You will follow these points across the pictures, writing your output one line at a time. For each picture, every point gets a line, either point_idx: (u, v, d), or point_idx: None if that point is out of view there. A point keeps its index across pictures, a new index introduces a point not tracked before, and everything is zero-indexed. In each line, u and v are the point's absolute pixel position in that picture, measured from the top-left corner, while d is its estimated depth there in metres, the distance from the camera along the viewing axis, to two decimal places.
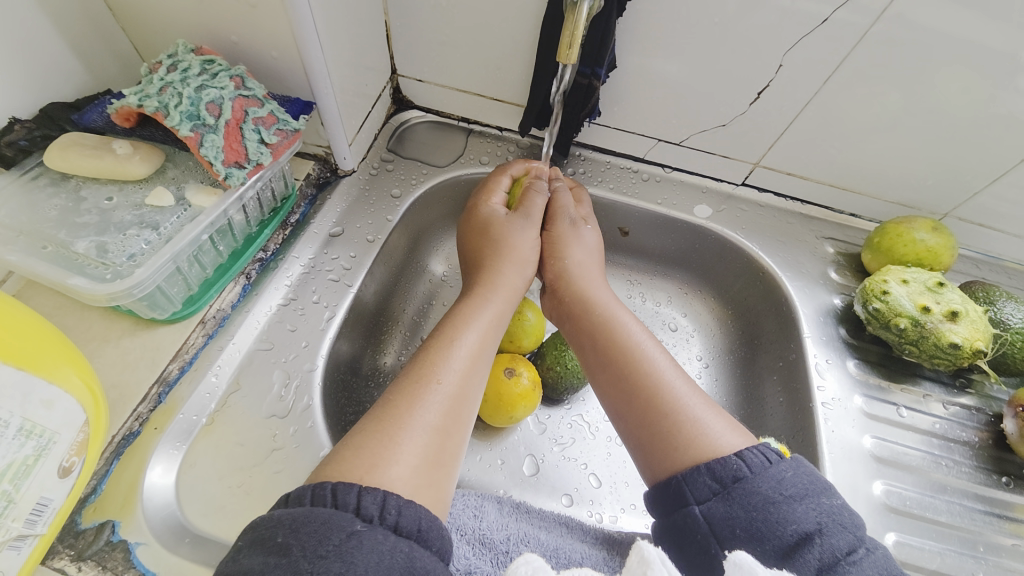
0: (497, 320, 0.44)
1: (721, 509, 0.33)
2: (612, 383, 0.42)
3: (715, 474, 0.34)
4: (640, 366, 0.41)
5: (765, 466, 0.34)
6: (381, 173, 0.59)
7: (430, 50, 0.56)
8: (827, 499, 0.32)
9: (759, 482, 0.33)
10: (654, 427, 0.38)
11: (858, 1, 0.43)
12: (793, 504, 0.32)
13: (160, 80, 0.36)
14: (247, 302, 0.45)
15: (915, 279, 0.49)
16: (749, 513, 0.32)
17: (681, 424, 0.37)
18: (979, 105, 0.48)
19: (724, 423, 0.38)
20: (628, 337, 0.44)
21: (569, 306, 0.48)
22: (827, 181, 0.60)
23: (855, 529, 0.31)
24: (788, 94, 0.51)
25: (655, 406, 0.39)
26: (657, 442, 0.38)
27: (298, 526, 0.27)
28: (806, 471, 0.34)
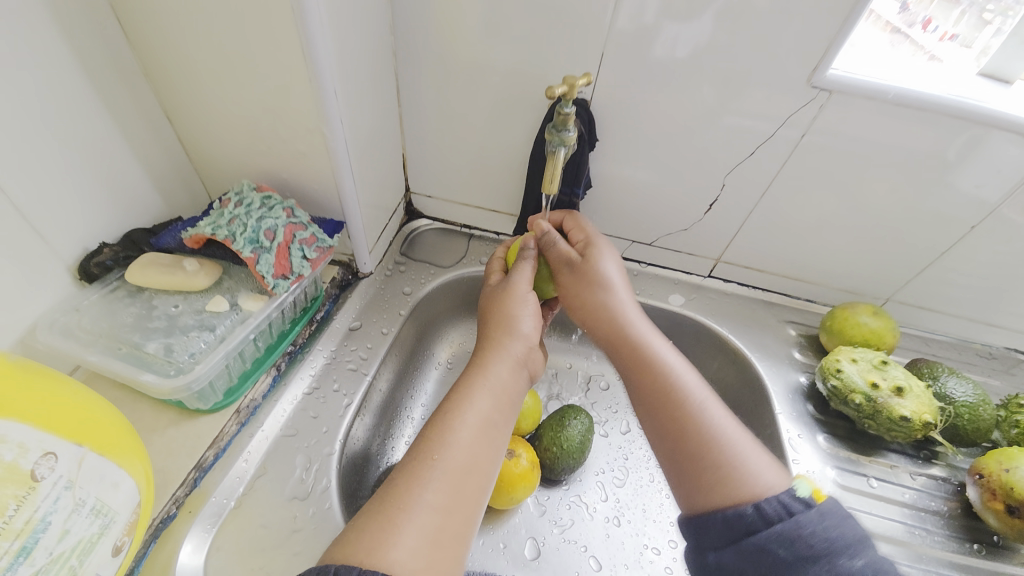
0: (500, 395, 0.47)
1: (732, 559, 0.37)
2: (658, 419, 0.45)
3: (729, 527, 0.38)
4: (682, 408, 0.45)
5: (782, 523, 0.36)
6: (395, 274, 0.68)
7: (439, 172, 0.69)
8: (846, 561, 0.34)
9: (770, 539, 0.36)
10: (698, 462, 0.42)
11: (772, 139, 0.56)
12: (810, 564, 0.34)
13: (229, 214, 0.46)
14: (275, 392, 0.50)
15: (862, 358, 0.56)
16: (757, 567, 0.36)
17: (722, 467, 0.41)
18: (883, 208, 0.59)
19: (766, 462, 0.41)
20: (672, 374, 0.47)
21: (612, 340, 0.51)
22: (780, 273, 0.69)
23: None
24: (734, 203, 0.63)
25: (693, 448, 0.43)
26: (699, 482, 0.41)
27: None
28: (830, 527, 0.36)
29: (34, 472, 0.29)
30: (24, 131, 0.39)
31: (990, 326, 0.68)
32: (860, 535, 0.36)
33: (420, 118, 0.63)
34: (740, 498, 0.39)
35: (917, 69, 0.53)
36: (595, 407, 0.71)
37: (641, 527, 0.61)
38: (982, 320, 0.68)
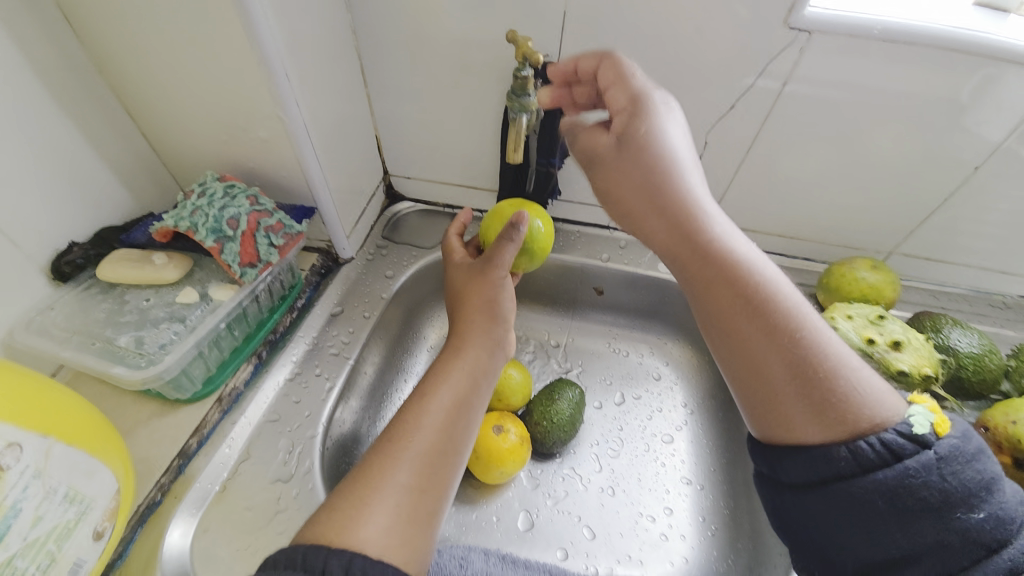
0: (476, 375, 0.45)
1: (817, 503, 0.34)
2: (740, 342, 0.37)
3: (818, 466, 0.34)
4: (778, 322, 0.37)
5: (886, 471, 0.32)
6: (377, 257, 0.67)
7: (414, 152, 0.68)
8: (966, 512, 0.31)
9: (870, 489, 0.32)
10: (804, 386, 0.35)
11: (753, 91, 0.53)
12: (912, 515, 0.31)
13: (192, 205, 0.46)
14: (258, 379, 0.51)
15: (857, 313, 0.53)
16: (848, 514, 0.33)
17: (824, 392, 0.35)
18: (878, 156, 0.56)
19: (875, 387, 0.35)
20: (763, 277, 0.38)
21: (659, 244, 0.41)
22: (774, 232, 0.66)
23: (985, 539, 0.30)
24: (720, 162, 0.60)
25: (788, 365, 0.36)
26: (777, 402, 0.36)
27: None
28: (949, 471, 0.31)
29: None
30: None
31: (1004, 273, 0.64)
32: (983, 478, 0.32)
33: (389, 97, 0.62)
34: (860, 426, 0.34)
35: (910, 0, 0.49)
36: (588, 380, 0.70)
37: (636, 496, 0.60)
38: (996, 267, 0.64)
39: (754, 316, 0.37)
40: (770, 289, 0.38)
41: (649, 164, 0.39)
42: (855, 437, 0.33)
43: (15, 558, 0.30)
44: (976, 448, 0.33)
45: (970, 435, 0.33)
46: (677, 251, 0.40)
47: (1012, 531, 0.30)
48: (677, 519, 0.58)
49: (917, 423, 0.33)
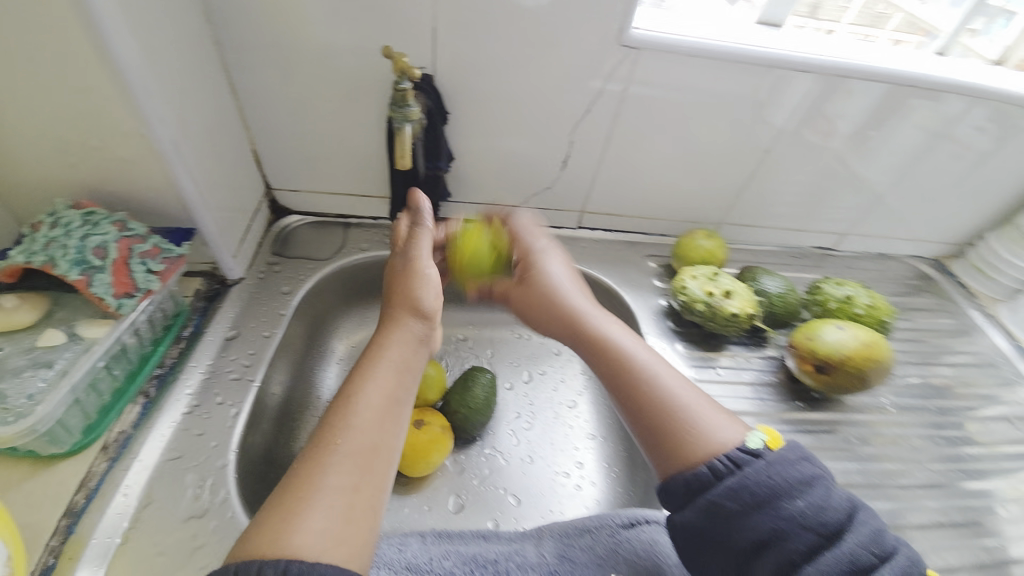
0: (403, 371, 0.47)
1: (691, 517, 0.38)
2: (622, 386, 0.46)
3: (688, 479, 0.39)
4: (640, 383, 0.44)
5: (731, 478, 0.37)
6: (269, 275, 0.65)
7: (297, 165, 0.67)
8: (791, 505, 0.36)
9: (721, 496, 0.37)
10: (661, 427, 0.42)
11: (602, 97, 0.62)
12: (755, 512, 0.36)
13: (45, 237, 0.42)
14: (148, 419, 0.47)
15: (699, 273, 0.66)
16: (711, 523, 0.37)
17: (676, 428, 0.41)
18: (701, 146, 0.69)
19: (723, 417, 0.42)
20: (626, 351, 0.47)
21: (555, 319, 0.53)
22: (636, 215, 0.78)
23: (815, 526, 0.35)
24: (586, 158, 0.69)
25: (652, 413, 0.43)
26: (654, 441, 0.42)
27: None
28: (774, 471, 0.37)
29: None
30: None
31: (798, 231, 0.84)
32: (805, 475, 0.37)
33: (264, 109, 0.61)
34: (702, 453, 0.39)
35: (706, 22, 0.62)
36: (498, 365, 0.76)
37: (552, 458, 0.67)
38: (792, 227, 0.83)
39: (628, 366, 0.46)
40: (632, 359, 0.46)
41: (544, 288, 0.54)
42: (705, 460, 0.39)
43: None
44: (803, 454, 0.39)
45: (798, 450, 0.39)
46: (572, 330, 0.51)
47: (834, 518, 0.35)
48: (587, 469, 0.67)
49: (750, 440, 0.39)
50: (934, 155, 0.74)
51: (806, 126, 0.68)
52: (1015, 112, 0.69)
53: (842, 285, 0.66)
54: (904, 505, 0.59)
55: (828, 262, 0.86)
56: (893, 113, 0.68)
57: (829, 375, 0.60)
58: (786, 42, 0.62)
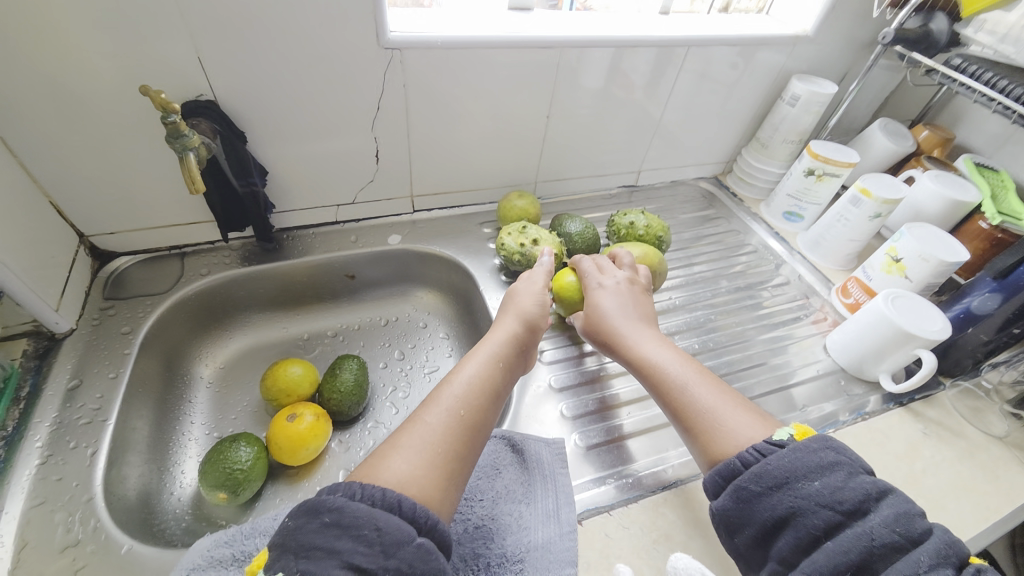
0: (493, 364, 0.55)
1: (727, 505, 0.46)
2: (664, 400, 0.55)
3: (720, 468, 0.47)
4: (682, 399, 0.53)
5: (754, 462, 0.45)
6: (105, 320, 0.66)
7: (106, 207, 0.67)
8: (806, 483, 0.42)
9: (746, 480, 0.45)
10: (695, 421, 0.51)
11: (390, 94, 0.70)
12: (775, 493, 0.43)
13: None
14: (4, 476, 0.50)
15: (512, 230, 0.78)
16: (740, 504, 0.45)
17: (707, 425, 0.50)
18: (496, 121, 0.80)
19: (750, 421, 0.50)
20: (668, 366, 0.56)
21: (602, 337, 0.63)
22: (461, 190, 0.88)
23: (830, 504, 0.41)
24: (397, 150, 0.77)
25: (688, 411, 0.52)
26: (695, 439, 0.51)
27: (376, 526, 0.37)
28: (794, 455, 0.44)
29: None
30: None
31: (603, 176, 0.99)
32: (825, 461, 0.43)
33: (49, 161, 0.61)
34: (739, 446, 0.48)
35: (465, 18, 0.72)
36: (370, 349, 0.83)
37: None
38: (598, 174, 0.98)
39: (665, 382, 0.55)
40: (673, 378, 0.55)
41: (599, 317, 0.63)
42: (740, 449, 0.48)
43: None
44: (828, 446, 0.44)
45: (826, 444, 0.44)
46: (636, 365, 0.59)
47: (851, 498, 0.41)
48: None
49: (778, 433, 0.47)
50: (705, 91, 0.91)
51: (613, 83, 0.83)
52: (754, 48, 0.87)
53: (627, 215, 0.82)
54: None
55: (632, 197, 1.03)
56: (670, 62, 0.84)
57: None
58: (536, 24, 0.74)
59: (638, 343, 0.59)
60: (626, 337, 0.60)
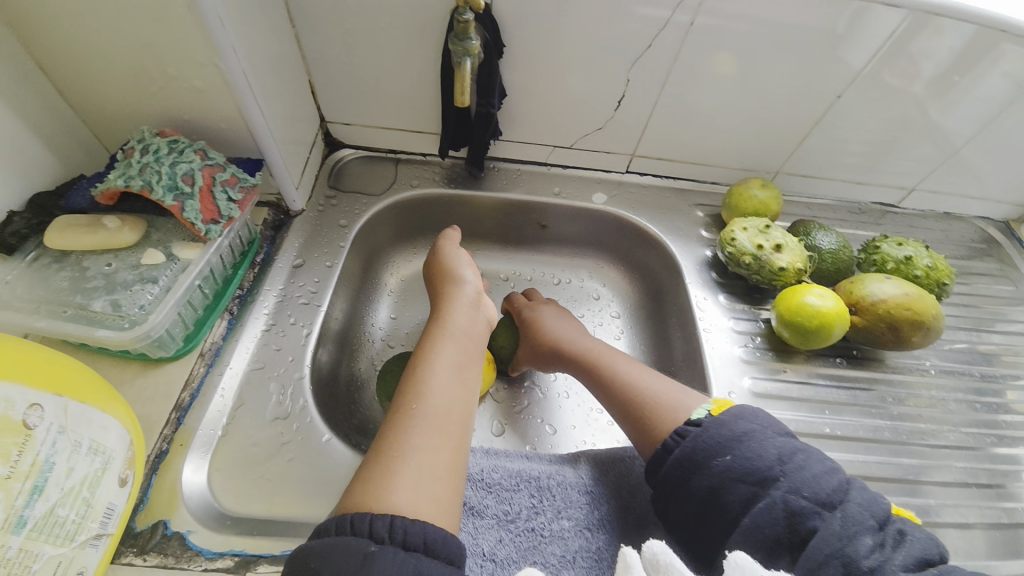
0: (458, 366, 0.49)
1: (656, 495, 0.45)
2: (607, 397, 0.54)
3: (652, 460, 0.46)
4: (620, 388, 0.53)
5: (676, 444, 0.45)
6: (328, 208, 0.68)
7: (351, 97, 0.67)
8: (722, 457, 0.42)
9: (669, 460, 0.45)
10: (636, 408, 0.51)
11: (668, 32, 0.59)
12: (696, 473, 0.43)
13: (138, 163, 0.45)
14: (235, 332, 0.53)
15: (750, 225, 0.65)
16: (668, 488, 0.44)
17: (650, 408, 0.50)
18: (770, 89, 0.66)
19: (686, 397, 0.50)
20: (615, 363, 0.56)
21: (530, 321, 0.65)
22: (687, 161, 0.76)
23: (744, 478, 0.41)
24: (642, 99, 0.67)
25: (630, 399, 0.52)
26: (639, 429, 0.50)
27: (327, 553, 0.35)
28: (711, 429, 0.44)
29: (26, 420, 0.30)
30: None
31: (859, 185, 0.80)
32: (738, 431, 0.43)
33: (320, 39, 0.61)
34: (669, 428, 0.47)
35: None
36: None
37: (586, 395, 0.71)
38: (854, 180, 0.79)
39: (595, 366, 0.58)
40: (613, 367, 0.56)
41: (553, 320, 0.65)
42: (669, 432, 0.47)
43: (57, 507, 0.32)
44: (739, 414, 0.45)
45: (741, 415, 0.45)
46: (579, 359, 0.60)
47: (763, 469, 0.41)
48: None
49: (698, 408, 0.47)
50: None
51: (896, 69, 0.63)
52: None
53: (904, 245, 0.64)
54: (925, 462, 0.60)
55: (885, 219, 0.82)
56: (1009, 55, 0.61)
57: (857, 317, 0.60)
58: None
59: (573, 334, 0.62)
60: (558, 322, 0.64)
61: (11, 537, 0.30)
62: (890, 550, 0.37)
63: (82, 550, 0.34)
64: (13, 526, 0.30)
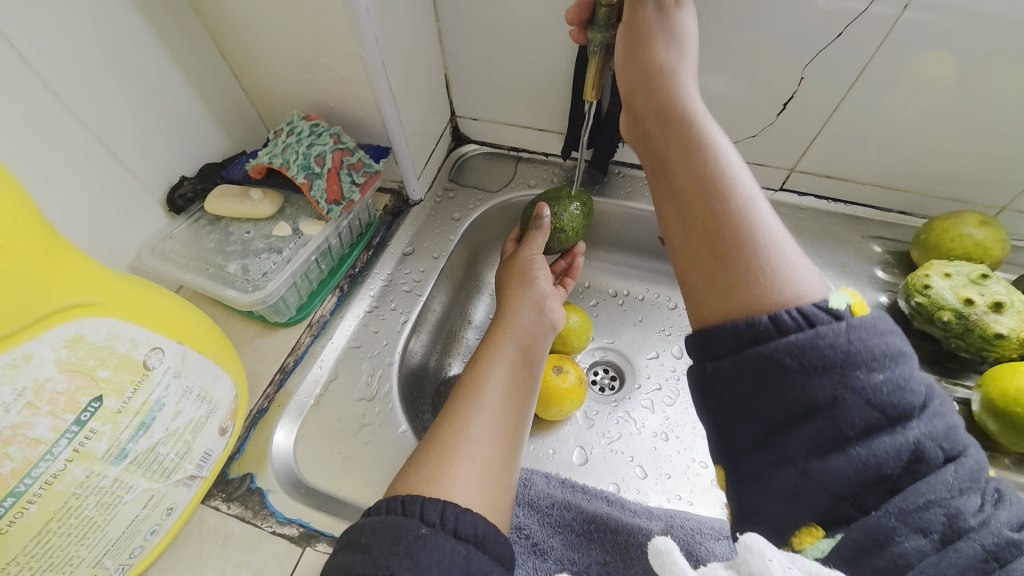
0: (522, 355, 0.47)
1: (731, 367, 0.31)
2: (682, 212, 0.37)
3: (738, 330, 0.31)
4: (714, 203, 0.35)
5: (799, 334, 0.29)
6: (444, 200, 0.69)
7: (482, 92, 0.67)
8: (860, 373, 0.28)
9: (779, 343, 0.29)
10: (721, 250, 0.34)
11: (868, 21, 0.47)
12: (810, 375, 0.28)
13: (283, 143, 0.49)
14: (341, 309, 0.56)
15: (957, 272, 0.49)
16: (757, 377, 0.30)
17: (742, 258, 0.33)
18: (1018, 95, 0.48)
19: (809, 275, 0.32)
20: (711, 162, 0.37)
21: (677, 156, 0.39)
22: (868, 181, 0.61)
23: (879, 403, 0.27)
24: (816, 102, 0.55)
25: (720, 233, 0.34)
26: (708, 278, 0.34)
27: (375, 531, 0.33)
28: (855, 333, 0.29)
29: (145, 362, 0.34)
30: (86, 67, 0.41)
31: None
32: (891, 349, 0.29)
33: (460, 34, 0.61)
34: (772, 304, 0.31)
35: None
36: (648, 330, 0.70)
37: (690, 442, 0.61)
38: None
39: (714, 234, 0.34)
40: (719, 186, 0.36)
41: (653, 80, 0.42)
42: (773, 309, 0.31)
43: (157, 445, 0.36)
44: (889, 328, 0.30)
45: (888, 328, 0.30)
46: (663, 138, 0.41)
47: (909, 400, 0.28)
48: None
49: (835, 298, 0.30)
50: None
51: None
52: None
53: None
54: None
55: None
56: None
57: None
58: None
59: (733, 197, 0.35)
60: (710, 165, 0.37)
61: (111, 467, 0.33)
62: (1002, 514, 0.25)
63: (175, 487, 0.38)
64: (115, 457, 0.33)
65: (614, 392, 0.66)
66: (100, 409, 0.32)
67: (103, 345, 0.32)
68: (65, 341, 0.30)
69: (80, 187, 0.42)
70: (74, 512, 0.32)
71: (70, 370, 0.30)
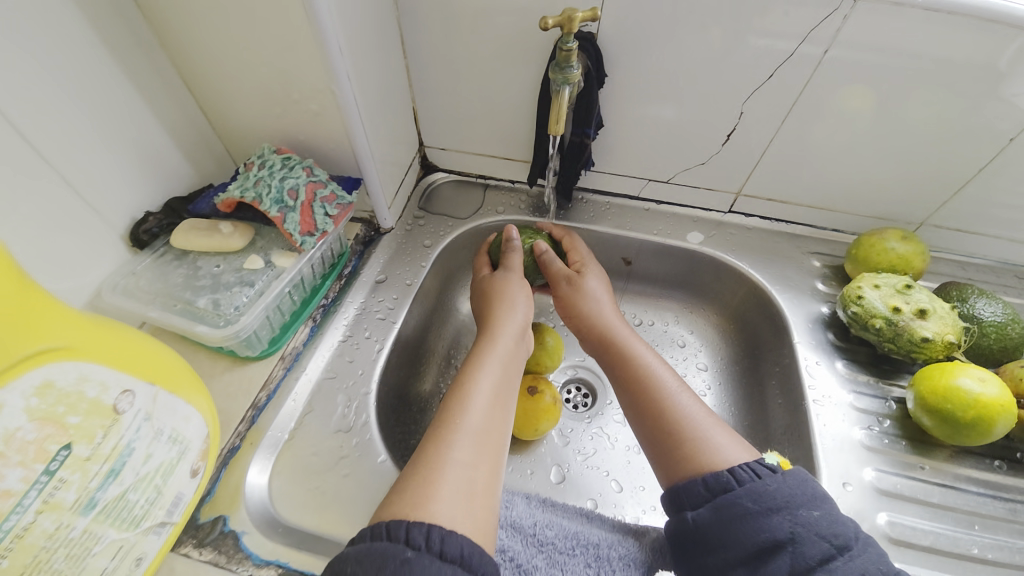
0: (506, 371, 0.49)
1: (708, 516, 0.39)
2: (631, 404, 0.50)
3: (708, 488, 0.40)
4: (653, 399, 0.48)
5: (753, 482, 0.39)
6: (415, 228, 0.70)
7: (449, 124, 0.69)
8: (806, 511, 0.37)
9: (742, 494, 0.39)
10: (672, 451, 0.45)
11: (794, 63, 0.53)
12: (771, 514, 0.37)
13: (254, 176, 0.49)
14: (314, 340, 0.55)
15: (885, 283, 0.55)
16: (731, 521, 0.38)
17: (686, 444, 0.44)
18: (920, 126, 0.56)
19: (728, 437, 0.44)
20: (643, 370, 0.51)
21: (622, 381, 0.52)
22: (804, 203, 0.67)
23: (827, 535, 0.36)
24: (755, 133, 0.60)
25: (667, 426, 0.46)
26: (670, 466, 0.45)
27: (361, 559, 0.32)
28: (794, 483, 0.39)
29: (116, 406, 0.33)
30: (49, 103, 0.40)
31: None
32: (818, 492, 0.38)
33: (428, 70, 0.63)
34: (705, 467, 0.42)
35: None
36: None
37: None
38: None
39: (671, 453, 0.45)
40: (659, 400, 0.48)
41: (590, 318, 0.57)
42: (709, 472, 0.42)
43: (127, 491, 0.34)
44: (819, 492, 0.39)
45: (818, 490, 0.38)
46: (600, 342, 0.56)
47: (845, 531, 0.36)
48: None
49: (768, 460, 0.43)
50: None
51: None
52: None
53: None
54: None
55: None
56: None
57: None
58: None
59: (669, 405, 0.47)
60: (644, 376, 0.50)
61: (79, 518, 0.32)
62: None
63: (145, 536, 0.36)
64: (84, 507, 0.32)
65: (586, 409, 0.68)
66: (70, 457, 0.31)
67: (72, 391, 0.31)
68: (35, 389, 0.29)
69: (38, 224, 0.41)
70: (43, 566, 0.30)
71: (40, 419, 0.29)
